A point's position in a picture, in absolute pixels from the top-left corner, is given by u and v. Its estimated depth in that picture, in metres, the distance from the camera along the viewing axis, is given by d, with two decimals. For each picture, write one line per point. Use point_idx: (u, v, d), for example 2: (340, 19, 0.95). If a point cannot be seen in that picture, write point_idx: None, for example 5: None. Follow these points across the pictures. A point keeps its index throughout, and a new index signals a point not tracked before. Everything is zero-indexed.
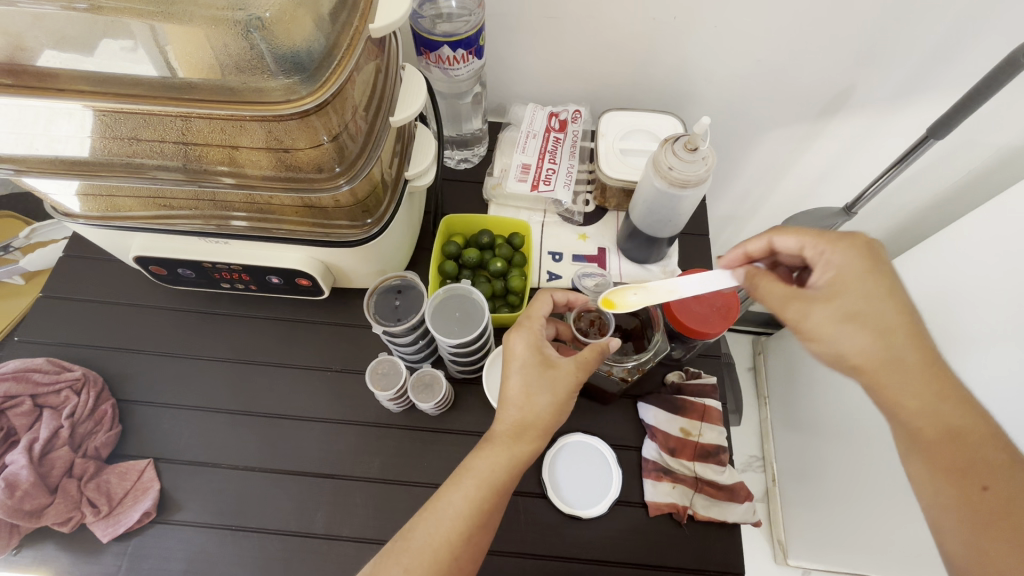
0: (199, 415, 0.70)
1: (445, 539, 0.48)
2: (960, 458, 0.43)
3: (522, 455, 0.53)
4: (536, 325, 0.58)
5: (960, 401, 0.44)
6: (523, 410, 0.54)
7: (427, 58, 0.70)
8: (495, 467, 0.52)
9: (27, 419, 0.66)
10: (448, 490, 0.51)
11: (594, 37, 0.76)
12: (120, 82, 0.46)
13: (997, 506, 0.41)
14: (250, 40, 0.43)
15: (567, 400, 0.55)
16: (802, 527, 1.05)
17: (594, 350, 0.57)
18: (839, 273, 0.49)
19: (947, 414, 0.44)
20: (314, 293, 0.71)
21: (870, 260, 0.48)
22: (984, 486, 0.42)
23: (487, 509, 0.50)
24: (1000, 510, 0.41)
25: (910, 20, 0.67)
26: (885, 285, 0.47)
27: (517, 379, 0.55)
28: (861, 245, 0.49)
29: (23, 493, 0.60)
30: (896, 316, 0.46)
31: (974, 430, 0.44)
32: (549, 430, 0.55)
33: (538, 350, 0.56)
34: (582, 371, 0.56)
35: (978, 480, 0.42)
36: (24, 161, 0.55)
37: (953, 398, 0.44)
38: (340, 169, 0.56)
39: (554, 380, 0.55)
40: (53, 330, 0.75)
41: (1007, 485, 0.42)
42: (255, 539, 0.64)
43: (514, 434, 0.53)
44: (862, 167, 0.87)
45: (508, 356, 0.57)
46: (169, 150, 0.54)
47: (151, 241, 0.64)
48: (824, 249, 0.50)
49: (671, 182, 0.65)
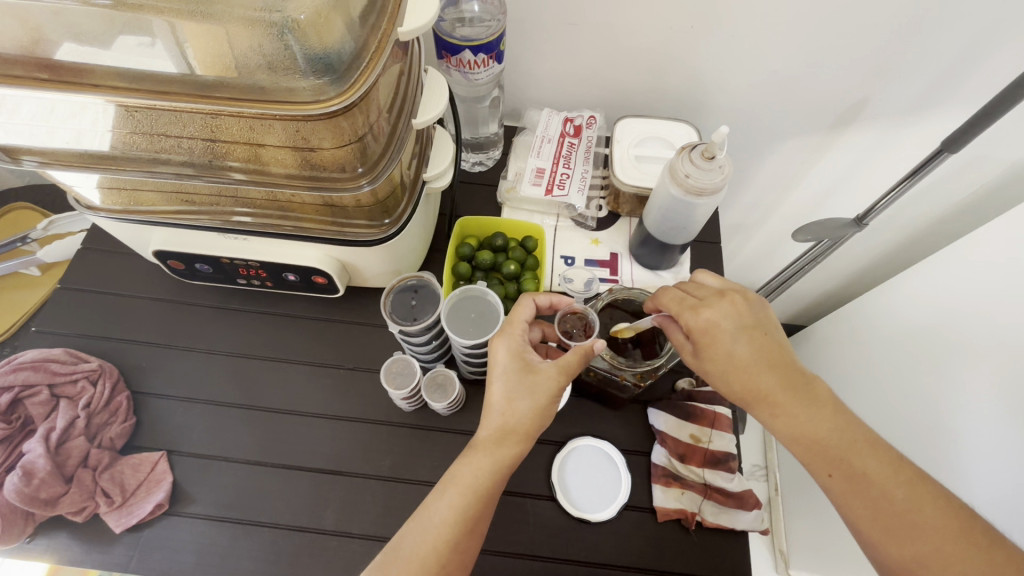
0: (211, 410, 0.70)
1: (430, 548, 0.49)
2: (814, 458, 0.49)
3: (505, 460, 0.53)
4: (517, 330, 0.58)
5: (815, 403, 0.50)
6: (505, 416, 0.54)
7: (448, 61, 0.71)
8: (479, 472, 0.52)
9: (44, 409, 0.66)
10: (434, 499, 0.51)
11: (611, 44, 0.77)
12: (144, 79, 0.47)
13: (849, 491, 0.47)
14: (284, 40, 0.44)
15: (550, 403, 0.55)
16: (803, 537, 1.05)
17: (577, 353, 0.55)
18: (702, 334, 0.53)
19: (810, 423, 0.49)
20: (329, 292, 0.72)
21: (722, 317, 0.53)
22: (830, 474, 0.48)
23: (475, 513, 0.51)
24: (850, 493, 0.47)
25: (923, 35, 0.67)
26: (739, 335, 0.52)
27: (498, 386, 0.55)
28: (718, 310, 0.53)
29: (40, 481, 0.61)
30: (752, 369, 0.51)
31: (831, 428, 0.49)
32: (532, 433, 0.54)
33: (520, 355, 0.56)
34: (565, 374, 0.55)
35: (830, 472, 0.48)
36: (51, 154, 0.57)
37: (793, 414, 0.49)
38: (362, 170, 0.56)
39: (534, 385, 0.54)
40: (70, 321, 0.75)
41: (848, 470, 0.48)
42: (266, 534, 0.64)
43: (496, 440, 0.53)
44: (872, 181, 0.88)
45: (491, 363, 0.57)
46: (192, 146, 0.55)
47: (170, 236, 0.65)
48: (690, 313, 0.54)
49: (687, 190, 0.66)
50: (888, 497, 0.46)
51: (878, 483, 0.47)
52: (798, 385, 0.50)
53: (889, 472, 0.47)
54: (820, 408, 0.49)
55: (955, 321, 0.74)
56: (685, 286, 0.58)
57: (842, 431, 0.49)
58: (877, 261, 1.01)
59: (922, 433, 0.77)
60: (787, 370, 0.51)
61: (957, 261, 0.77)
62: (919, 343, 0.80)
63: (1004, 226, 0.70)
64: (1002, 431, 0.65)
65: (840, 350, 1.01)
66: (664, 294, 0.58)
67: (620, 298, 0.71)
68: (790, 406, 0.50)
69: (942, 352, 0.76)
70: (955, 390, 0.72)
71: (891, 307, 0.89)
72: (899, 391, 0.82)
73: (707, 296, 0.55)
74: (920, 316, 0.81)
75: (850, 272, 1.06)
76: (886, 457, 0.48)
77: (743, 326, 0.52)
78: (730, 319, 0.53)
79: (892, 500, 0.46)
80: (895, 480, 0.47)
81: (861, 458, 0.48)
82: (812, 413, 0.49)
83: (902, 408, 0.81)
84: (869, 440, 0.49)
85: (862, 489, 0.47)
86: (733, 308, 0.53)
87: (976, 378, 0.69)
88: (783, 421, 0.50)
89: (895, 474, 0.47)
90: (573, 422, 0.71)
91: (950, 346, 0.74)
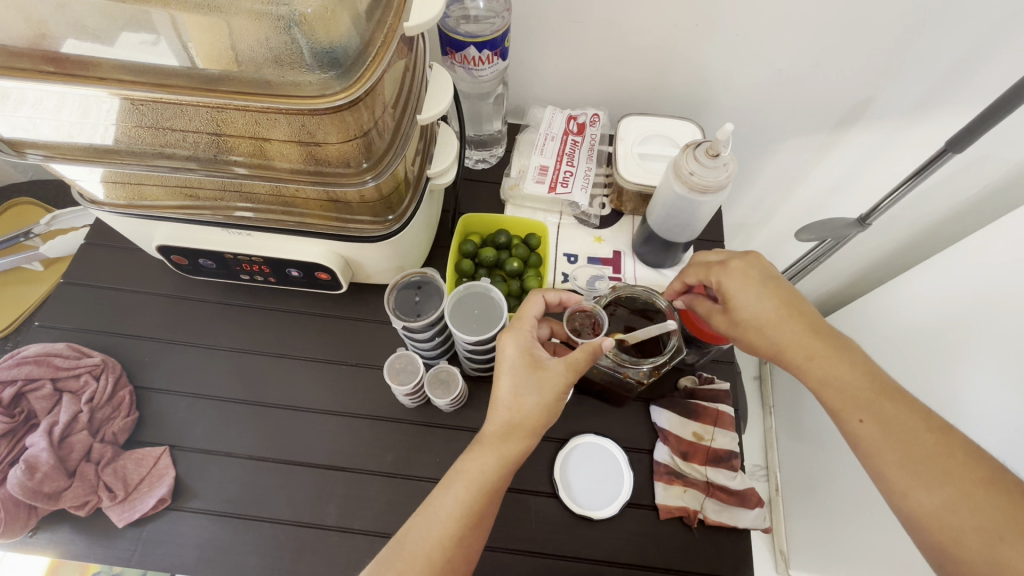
0: (214, 405, 0.71)
1: (436, 541, 0.49)
2: (844, 403, 0.50)
3: (510, 456, 0.53)
4: (526, 327, 0.58)
5: (842, 351, 0.52)
6: (512, 411, 0.54)
7: (452, 58, 0.71)
8: (484, 468, 0.52)
9: (47, 403, 0.66)
10: (439, 495, 0.51)
11: (616, 40, 0.77)
12: (146, 72, 0.47)
13: (879, 436, 0.47)
14: (290, 35, 0.44)
15: (557, 400, 0.54)
16: (803, 537, 1.05)
17: (584, 351, 0.55)
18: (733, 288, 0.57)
19: (838, 363, 0.51)
20: (333, 288, 0.72)
21: (744, 273, 0.57)
22: (861, 419, 0.48)
23: (479, 509, 0.51)
24: (880, 436, 0.47)
25: (927, 34, 0.67)
26: (762, 289, 0.56)
27: (507, 380, 0.55)
28: (748, 265, 0.58)
29: (43, 475, 0.61)
30: (784, 317, 0.54)
31: (858, 374, 0.50)
32: (538, 429, 0.54)
33: (528, 351, 0.56)
34: (572, 371, 0.55)
35: (860, 417, 0.48)
36: (56, 148, 0.56)
37: (823, 356, 0.52)
38: (367, 165, 0.56)
39: (542, 381, 0.54)
40: (74, 317, 0.76)
41: (875, 415, 0.48)
42: (268, 529, 0.64)
43: (502, 435, 0.53)
44: (875, 179, 0.85)
45: (498, 359, 0.57)
46: (197, 141, 0.55)
47: (174, 232, 0.65)
48: (722, 272, 0.59)
49: (692, 188, 0.66)
50: (917, 443, 0.46)
51: (908, 428, 0.47)
52: (821, 334, 0.53)
53: (918, 420, 0.47)
54: (848, 353, 0.52)
55: (958, 321, 0.74)
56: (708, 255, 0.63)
57: (869, 378, 0.50)
58: (878, 263, 1.00)
59: None
60: (813, 318, 0.54)
61: (959, 262, 0.76)
62: (921, 344, 0.80)
63: (1009, 227, 0.70)
64: (1006, 433, 0.65)
65: None
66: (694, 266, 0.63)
67: (623, 294, 0.69)
68: (821, 348, 0.52)
69: (945, 352, 0.75)
70: (957, 392, 0.72)
71: (895, 307, 0.88)
72: None
73: (731, 256, 0.60)
74: (924, 315, 0.81)
75: (853, 273, 1.06)
76: (915, 407, 0.48)
77: (765, 281, 0.56)
78: (753, 274, 0.57)
79: (924, 447, 0.45)
80: (924, 428, 0.46)
81: (887, 404, 0.48)
82: (841, 357, 0.51)
83: None
84: (898, 392, 0.49)
85: (891, 433, 0.47)
86: (758, 262, 0.58)
87: (981, 380, 0.69)
88: (812, 367, 0.52)
89: (924, 421, 0.47)
90: (575, 420, 0.71)
91: (955, 348, 0.74)
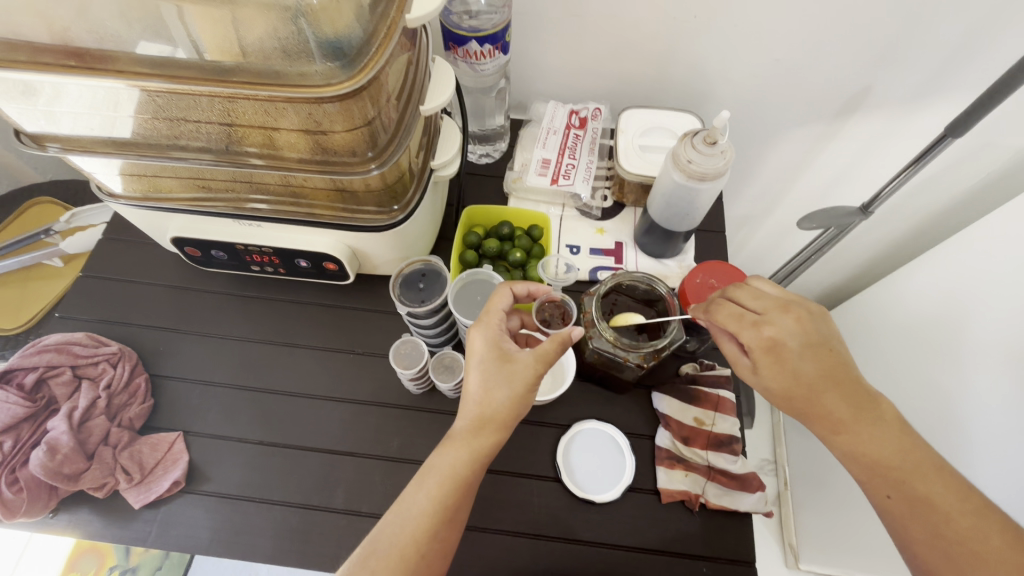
0: (226, 392, 0.73)
1: (408, 538, 0.50)
2: (873, 478, 0.48)
3: (483, 448, 0.54)
4: (493, 321, 0.59)
5: (879, 421, 0.48)
6: (482, 405, 0.55)
7: (455, 53, 0.73)
8: (457, 462, 0.53)
9: (66, 389, 0.69)
10: (412, 490, 0.52)
11: (616, 36, 0.78)
12: (163, 64, 0.49)
13: (907, 513, 0.46)
14: (298, 25, 0.46)
15: (527, 391, 0.55)
16: (813, 531, 1.04)
17: (555, 341, 0.56)
18: (767, 351, 0.50)
19: (871, 439, 0.47)
20: (340, 278, 0.74)
21: (786, 333, 0.50)
22: (889, 495, 0.47)
23: (453, 502, 0.52)
24: (908, 514, 0.46)
25: (927, 22, 0.67)
26: (805, 352, 0.49)
27: (475, 374, 0.56)
28: (787, 325, 0.50)
29: (62, 457, 0.63)
30: (823, 390, 0.48)
31: (894, 448, 0.47)
32: (510, 421, 0.55)
33: (497, 345, 0.57)
34: (542, 363, 0.56)
35: (888, 493, 0.47)
36: (75, 141, 0.59)
37: (855, 429, 0.48)
38: (372, 155, 0.58)
39: (511, 374, 0.55)
40: (93, 308, 0.78)
41: (907, 492, 0.46)
42: (278, 512, 0.66)
43: (472, 431, 0.54)
44: (878, 170, 0.86)
45: (468, 353, 0.58)
46: (210, 133, 0.57)
47: (187, 224, 0.68)
48: (754, 331, 0.51)
49: (690, 175, 0.67)
50: (950, 522, 0.44)
51: (942, 508, 0.45)
52: (859, 404, 0.48)
53: (957, 500, 0.45)
54: (880, 424, 0.48)
55: (964, 310, 0.74)
56: (741, 293, 0.54)
57: (906, 453, 0.47)
58: (884, 255, 1.00)
59: (934, 422, 0.77)
60: (854, 388, 0.49)
61: (962, 251, 0.76)
62: (928, 333, 0.80)
63: (1004, 218, 0.70)
64: (1014, 414, 0.65)
65: (849, 343, 1.01)
66: (721, 315, 0.54)
67: (622, 281, 0.69)
68: (851, 421, 0.48)
69: (950, 340, 0.76)
70: (963, 380, 0.73)
71: (898, 298, 0.89)
72: (908, 380, 0.83)
73: (765, 309, 0.52)
74: (927, 304, 0.82)
75: (855, 267, 1.06)
76: (953, 483, 0.46)
77: (809, 341, 0.49)
78: (791, 338, 0.50)
79: (955, 528, 0.44)
80: (962, 507, 0.45)
81: (923, 481, 0.46)
82: (874, 431, 0.48)
83: (912, 396, 0.82)
84: (938, 463, 0.47)
85: (921, 513, 0.45)
86: (799, 321, 0.50)
87: (985, 366, 0.70)
88: (843, 439, 0.48)
89: (962, 501, 0.45)
90: (577, 406, 0.73)
91: (962, 335, 0.74)
